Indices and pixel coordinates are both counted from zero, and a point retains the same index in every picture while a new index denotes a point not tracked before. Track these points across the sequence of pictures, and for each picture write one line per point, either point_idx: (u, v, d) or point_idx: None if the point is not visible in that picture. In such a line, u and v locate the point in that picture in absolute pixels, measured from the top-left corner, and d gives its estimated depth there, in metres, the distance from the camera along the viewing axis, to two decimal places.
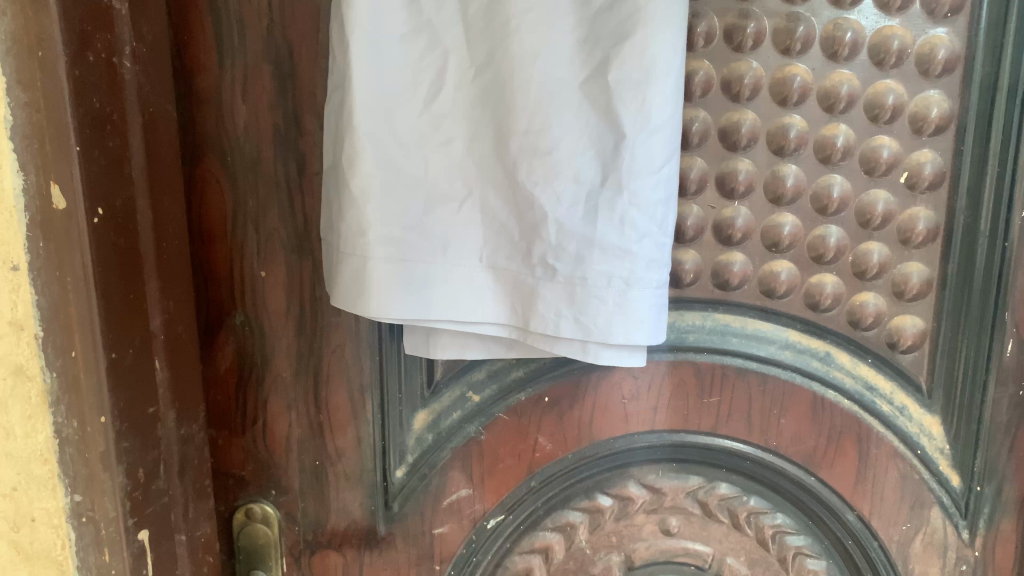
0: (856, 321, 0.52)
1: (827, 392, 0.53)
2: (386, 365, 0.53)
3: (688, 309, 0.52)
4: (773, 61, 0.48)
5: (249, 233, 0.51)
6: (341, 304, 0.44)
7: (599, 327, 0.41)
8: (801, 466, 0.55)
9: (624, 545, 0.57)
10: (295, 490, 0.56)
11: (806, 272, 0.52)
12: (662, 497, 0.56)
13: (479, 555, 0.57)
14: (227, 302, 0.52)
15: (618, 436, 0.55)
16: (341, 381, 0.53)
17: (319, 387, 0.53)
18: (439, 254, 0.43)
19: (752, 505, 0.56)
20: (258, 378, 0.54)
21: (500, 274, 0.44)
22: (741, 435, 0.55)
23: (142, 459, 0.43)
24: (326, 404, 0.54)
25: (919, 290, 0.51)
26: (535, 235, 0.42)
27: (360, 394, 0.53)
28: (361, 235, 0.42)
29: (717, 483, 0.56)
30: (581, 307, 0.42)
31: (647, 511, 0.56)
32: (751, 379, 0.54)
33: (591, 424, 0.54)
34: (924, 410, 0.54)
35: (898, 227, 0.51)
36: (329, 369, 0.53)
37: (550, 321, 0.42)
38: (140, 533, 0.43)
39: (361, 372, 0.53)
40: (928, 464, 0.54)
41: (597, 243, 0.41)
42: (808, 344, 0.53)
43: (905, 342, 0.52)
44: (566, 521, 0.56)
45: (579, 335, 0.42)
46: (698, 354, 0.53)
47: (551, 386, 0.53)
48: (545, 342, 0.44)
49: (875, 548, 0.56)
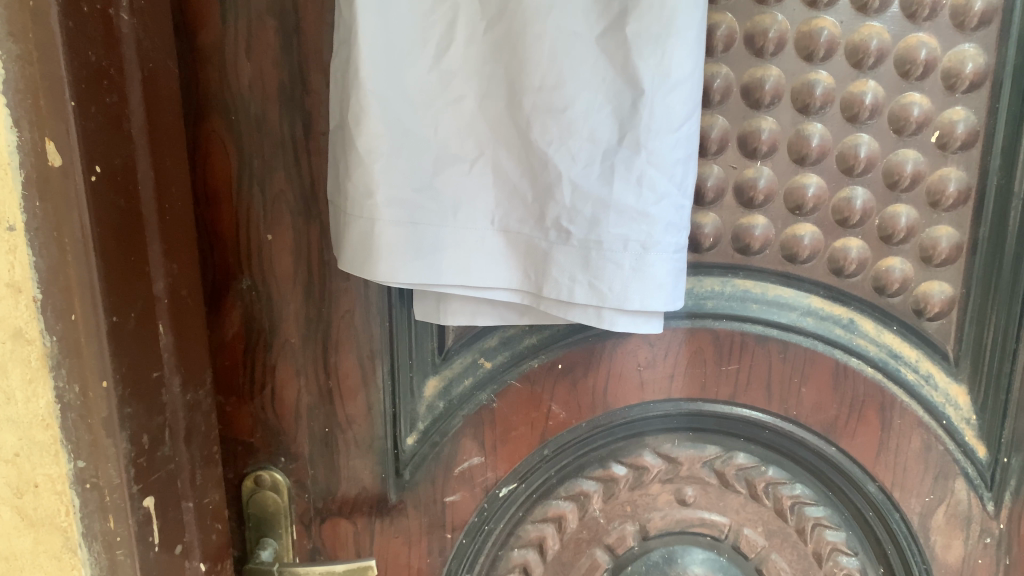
0: (881, 287, 0.50)
1: (850, 359, 0.52)
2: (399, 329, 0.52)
3: (707, 274, 0.51)
4: (799, 14, 0.46)
5: (255, 194, 0.49)
6: (348, 268, 0.43)
7: (616, 293, 0.40)
8: (822, 436, 0.53)
9: (639, 514, 0.56)
10: (305, 458, 0.54)
11: (830, 236, 0.50)
12: (677, 466, 0.55)
13: (491, 523, 0.56)
14: (233, 266, 0.50)
15: (633, 404, 0.53)
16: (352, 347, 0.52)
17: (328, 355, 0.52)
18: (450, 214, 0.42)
19: (770, 475, 0.55)
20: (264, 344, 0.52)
21: (512, 238, 0.43)
22: (760, 404, 0.53)
23: (146, 426, 0.42)
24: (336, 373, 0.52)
25: (948, 255, 0.50)
26: (549, 196, 0.41)
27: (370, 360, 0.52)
28: (369, 196, 0.41)
29: (735, 453, 0.55)
30: (595, 272, 0.41)
31: (663, 480, 0.55)
32: (771, 347, 0.52)
33: (605, 392, 0.53)
34: (950, 378, 0.52)
35: (927, 188, 0.49)
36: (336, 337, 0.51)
37: (564, 286, 0.41)
38: (145, 500, 0.42)
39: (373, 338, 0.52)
40: (955, 434, 0.53)
41: (613, 205, 0.40)
42: (830, 310, 0.51)
43: (931, 308, 0.51)
44: (578, 490, 0.55)
45: (595, 303, 0.41)
46: (717, 320, 0.52)
47: (564, 353, 0.52)
48: (559, 309, 0.43)
49: (896, 520, 0.55)
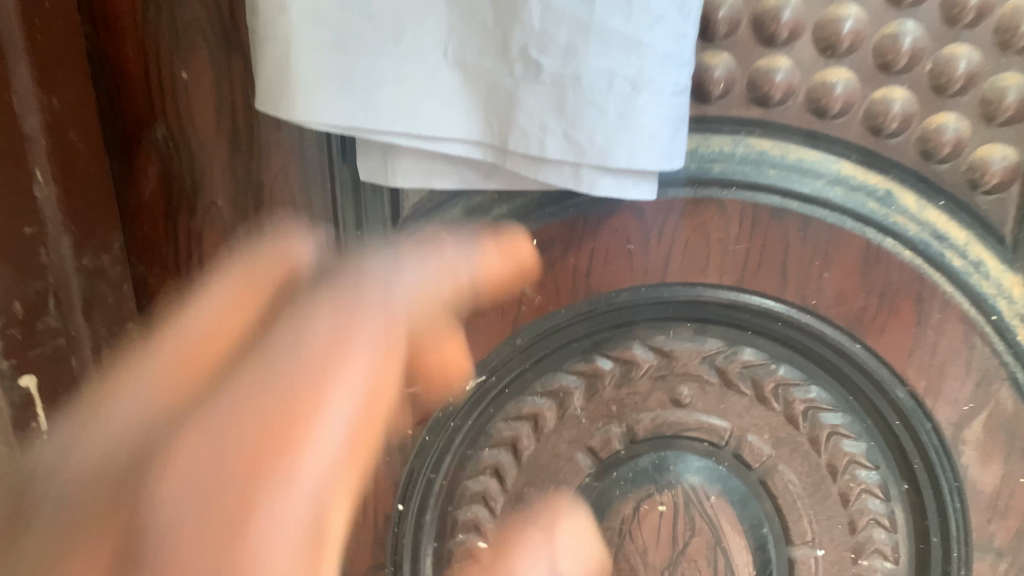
0: (928, 152, 0.41)
1: (884, 240, 0.43)
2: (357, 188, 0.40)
3: (715, 132, 0.42)
4: None
5: (162, 21, 0.42)
6: (264, 107, 0.38)
7: (598, 146, 0.36)
8: (844, 331, 0.45)
9: (626, 414, 0.48)
10: (216, 456, 0.30)
11: (867, 85, 0.40)
12: (672, 362, 0.47)
13: (457, 420, 0.49)
14: (144, 112, 0.43)
15: (621, 288, 0.45)
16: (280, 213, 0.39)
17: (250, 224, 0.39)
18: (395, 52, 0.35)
19: (781, 375, 0.47)
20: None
21: (470, 74, 0.37)
22: (772, 291, 0.44)
23: (21, 288, 0.39)
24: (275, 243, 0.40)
25: (1017, 112, 0.39)
26: (512, 19, 0.35)
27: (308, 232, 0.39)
28: (288, 16, 0.36)
29: (740, 348, 0.47)
30: (571, 119, 0.36)
31: (654, 378, 0.47)
32: (789, 224, 0.43)
33: (589, 274, 0.45)
34: (1005, 267, 0.43)
35: (997, 24, 0.38)
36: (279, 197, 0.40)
37: (534, 137, 0.37)
38: (22, 380, 0.40)
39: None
40: (1005, 333, 0.44)
41: (594, 30, 0.34)
42: (863, 178, 0.42)
43: (991, 180, 0.41)
44: (558, 386, 0.48)
45: (573, 159, 0.37)
46: (724, 189, 0.43)
47: (540, 227, 0.45)
48: (528, 168, 0.38)
49: (926, 432, 0.46)
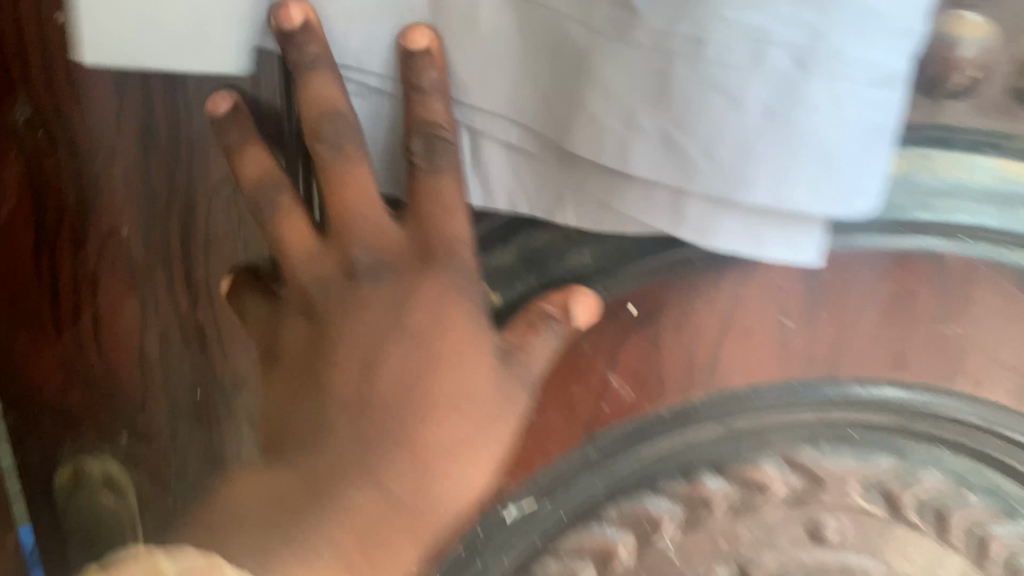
0: None
1: None
2: (449, 202, 0.25)
3: (944, 146, 0.27)
4: None
5: None
6: None
7: (793, 185, 0.21)
8: None
9: (741, 553, 0.30)
10: None
11: None
12: (820, 486, 0.30)
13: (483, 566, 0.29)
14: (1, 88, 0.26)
15: (763, 385, 0.30)
16: (356, 268, 0.25)
17: (350, 301, 0.25)
18: (421, 75, 0.22)
19: (976, 510, 0.30)
20: (272, 315, 0.27)
21: (532, 13, 0.22)
22: (989, 391, 0.30)
23: None
24: (382, 355, 0.25)
25: None
26: None
27: (417, 302, 0.25)
28: None
29: (921, 469, 0.30)
30: (688, 104, 0.20)
31: (790, 507, 0.30)
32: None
33: (712, 359, 0.29)
34: None
35: None
36: (367, 264, 0.25)
37: (614, 135, 0.21)
38: None
39: (414, 237, 0.25)
40: None
41: None
42: None
43: None
44: (641, 514, 0.30)
45: (674, 181, 0.21)
46: (943, 239, 0.29)
47: (635, 285, 0.29)
48: (607, 188, 0.23)
49: None
